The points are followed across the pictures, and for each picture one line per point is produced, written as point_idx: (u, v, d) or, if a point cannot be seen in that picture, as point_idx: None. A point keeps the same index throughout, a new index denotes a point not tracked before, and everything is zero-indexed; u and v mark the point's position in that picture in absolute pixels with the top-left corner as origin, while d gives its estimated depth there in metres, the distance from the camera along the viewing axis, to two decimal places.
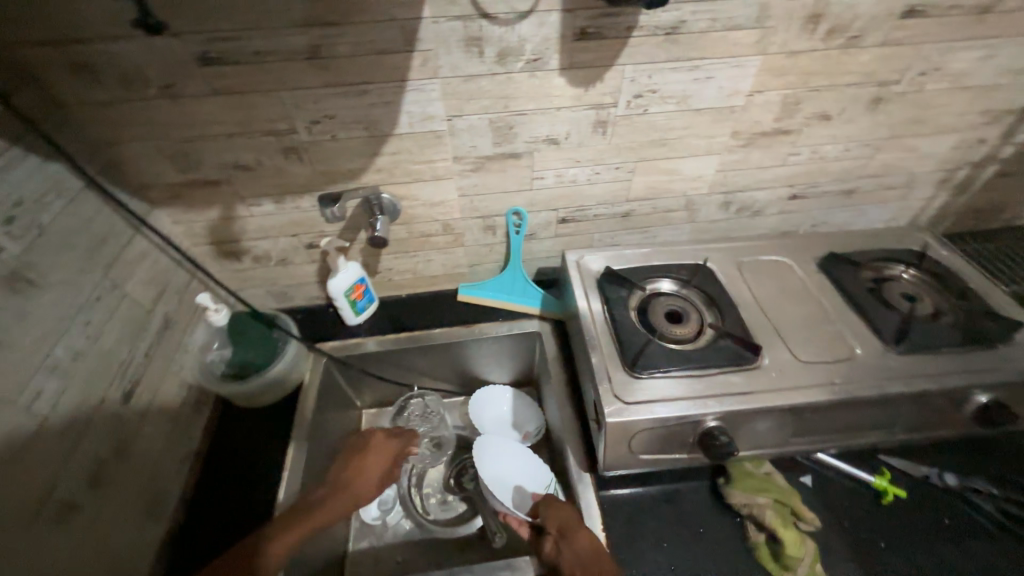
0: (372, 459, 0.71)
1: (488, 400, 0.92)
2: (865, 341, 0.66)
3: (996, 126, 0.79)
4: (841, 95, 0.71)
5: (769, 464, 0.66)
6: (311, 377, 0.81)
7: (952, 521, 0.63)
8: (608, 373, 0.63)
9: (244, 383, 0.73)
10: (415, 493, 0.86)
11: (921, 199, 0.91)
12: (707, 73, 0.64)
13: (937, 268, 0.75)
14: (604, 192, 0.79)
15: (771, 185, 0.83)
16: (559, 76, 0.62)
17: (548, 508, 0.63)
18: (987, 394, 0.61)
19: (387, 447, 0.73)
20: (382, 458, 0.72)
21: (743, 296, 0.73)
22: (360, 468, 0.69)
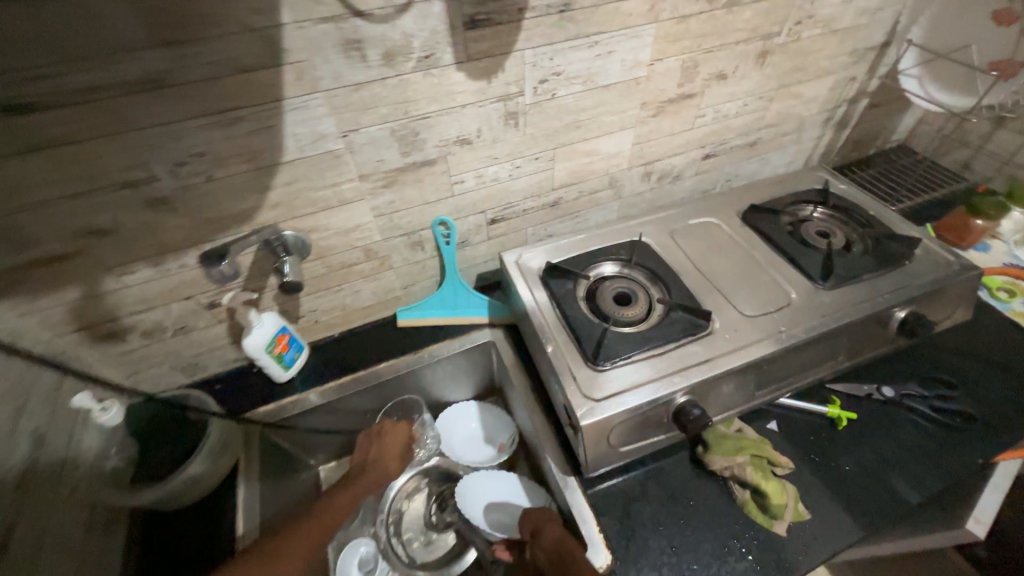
0: (390, 443, 0.80)
1: (456, 419, 0.88)
2: (798, 284, 0.69)
3: (862, 64, 0.86)
4: (733, 53, 0.73)
5: (739, 420, 0.68)
6: (247, 454, 0.71)
7: (898, 428, 0.69)
8: (572, 372, 0.61)
9: (163, 486, 0.61)
10: (397, 542, 0.79)
11: (812, 139, 0.98)
12: (606, 47, 0.62)
13: (840, 201, 0.81)
14: (528, 185, 0.75)
15: (684, 149, 0.84)
16: (457, 71, 0.57)
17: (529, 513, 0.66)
18: (905, 310, 0.66)
19: (399, 428, 0.81)
20: (398, 438, 0.80)
21: (682, 263, 0.74)
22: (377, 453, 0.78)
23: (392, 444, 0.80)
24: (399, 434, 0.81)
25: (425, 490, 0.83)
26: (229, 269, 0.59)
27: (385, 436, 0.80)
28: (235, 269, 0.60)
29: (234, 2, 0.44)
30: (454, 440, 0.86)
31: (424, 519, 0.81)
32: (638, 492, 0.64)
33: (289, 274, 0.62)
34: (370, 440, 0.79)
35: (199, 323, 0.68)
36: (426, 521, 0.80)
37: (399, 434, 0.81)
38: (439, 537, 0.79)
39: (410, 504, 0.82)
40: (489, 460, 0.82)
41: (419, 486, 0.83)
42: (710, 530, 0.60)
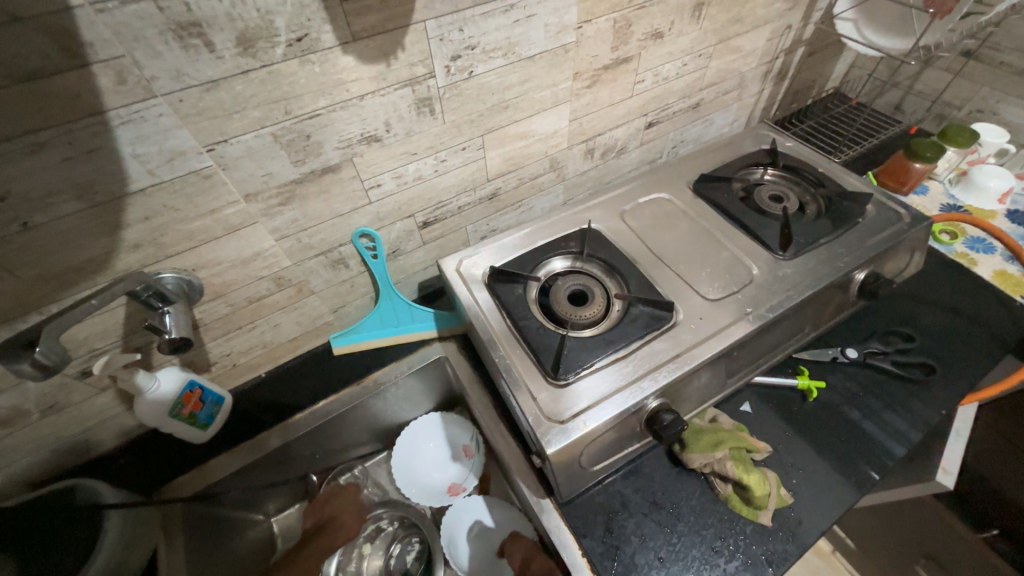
0: (340, 506, 0.78)
1: (404, 471, 0.79)
2: (758, 257, 0.65)
3: (797, 11, 0.82)
4: (667, 8, 0.65)
5: (714, 410, 0.65)
6: (157, 511, 0.60)
7: (866, 389, 0.68)
8: (531, 392, 0.54)
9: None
10: None
11: (753, 95, 0.95)
12: (525, 11, 0.53)
13: (790, 160, 0.77)
14: (458, 179, 0.66)
15: (626, 120, 0.77)
16: (345, 55, 0.45)
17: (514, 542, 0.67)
18: (864, 271, 0.64)
19: (347, 491, 0.79)
20: (348, 500, 0.79)
21: (637, 247, 0.68)
22: (326, 520, 0.76)
23: (342, 505, 0.78)
24: (347, 495, 0.79)
25: (386, 532, 0.80)
26: (50, 359, 0.41)
27: (332, 500, 0.78)
28: (60, 355, 0.42)
29: None
30: (424, 483, 0.78)
31: (383, 568, 0.77)
32: (621, 504, 0.59)
33: (172, 331, 0.50)
34: (318, 510, 0.76)
35: (74, 398, 0.55)
36: (385, 569, 0.77)
37: (347, 495, 0.79)
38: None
39: (369, 551, 0.78)
40: (465, 471, 0.78)
41: (380, 527, 0.80)
42: (694, 533, 0.57)
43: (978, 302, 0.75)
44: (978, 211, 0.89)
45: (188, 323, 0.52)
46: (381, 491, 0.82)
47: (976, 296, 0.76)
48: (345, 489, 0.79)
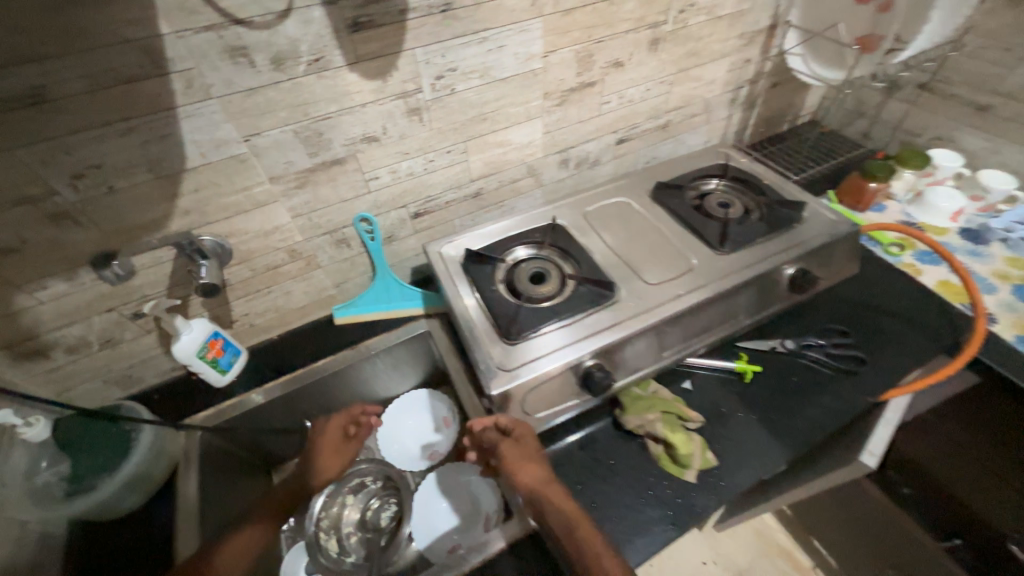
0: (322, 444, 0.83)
1: (391, 439, 0.90)
2: (699, 251, 0.74)
3: (755, 47, 0.93)
4: (624, 42, 0.77)
5: (658, 385, 0.72)
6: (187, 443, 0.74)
7: (800, 376, 0.75)
8: (485, 348, 0.64)
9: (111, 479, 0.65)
10: (330, 536, 0.81)
11: (721, 119, 1.06)
12: (497, 42, 0.66)
13: (741, 173, 0.87)
14: (445, 177, 0.79)
15: (596, 135, 0.90)
16: (350, 72, 0.60)
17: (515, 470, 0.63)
18: (793, 266, 0.72)
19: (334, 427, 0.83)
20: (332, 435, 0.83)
21: (594, 240, 0.78)
22: (316, 452, 0.82)
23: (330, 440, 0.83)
24: (333, 429, 0.83)
25: (367, 488, 0.88)
26: (121, 272, 0.61)
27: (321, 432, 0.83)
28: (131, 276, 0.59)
29: (103, 16, 0.45)
30: (409, 450, 0.89)
31: (359, 519, 0.84)
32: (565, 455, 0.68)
33: (205, 277, 0.63)
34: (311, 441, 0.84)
35: (126, 336, 0.69)
36: (361, 520, 0.84)
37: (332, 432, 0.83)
38: (372, 538, 0.82)
39: (351, 502, 0.86)
40: (444, 440, 0.88)
41: (363, 483, 0.88)
42: (625, 482, 0.65)
43: (916, 305, 0.81)
44: (930, 227, 0.95)
45: (219, 274, 0.65)
46: (368, 451, 0.93)
47: (917, 301, 0.82)
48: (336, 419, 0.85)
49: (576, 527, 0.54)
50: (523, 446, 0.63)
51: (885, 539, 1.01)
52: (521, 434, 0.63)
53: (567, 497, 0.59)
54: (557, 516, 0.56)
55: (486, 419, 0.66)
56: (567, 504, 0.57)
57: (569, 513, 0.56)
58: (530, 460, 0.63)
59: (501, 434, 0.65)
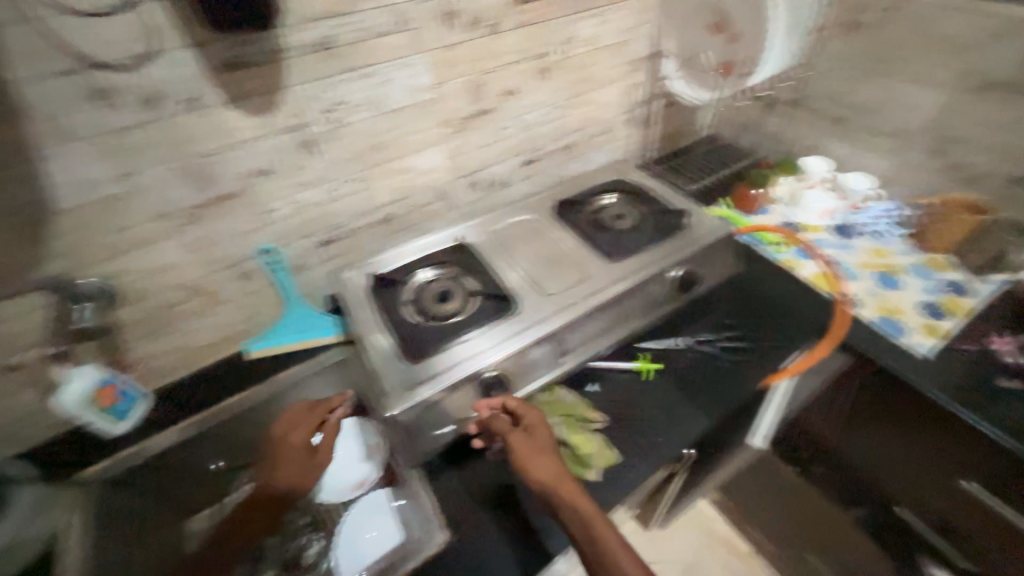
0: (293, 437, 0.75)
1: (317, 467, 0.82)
2: (594, 261, 0.79)
3: (641, 72, 1.02)
4: (513, 72, 0.83)
5: (568, 389, 0.76)
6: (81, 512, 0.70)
7: (697, 371, 0.80)
8: (387, 368, 0.65)
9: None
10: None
11: (624, 137, 1.14)
12: (384, 77, 0.70)
13: (635, 187, 0.94)
14: (350, 205, 0.80)
15: (502, 158, 0.94)
16: (230, 110, 0.61)
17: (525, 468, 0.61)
18: (679, 269, 0.78)
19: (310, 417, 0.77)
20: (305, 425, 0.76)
21: (498, 257, 0.82)
22: (284, 455, 0.73)
23: (300, 439, 0.75)
24: (305, 426, 0.76)
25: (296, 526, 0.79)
26: None
27: (289, 432, 0.75)
28: None
29: None
30: (334, 479, 0.81)
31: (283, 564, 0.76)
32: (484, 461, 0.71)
33: (82, 321, 0.63)
34: (275, 446, 0.75)
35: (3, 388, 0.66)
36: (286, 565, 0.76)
37: (305, 422, 0.77)
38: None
39: (275, 545, 0.77)
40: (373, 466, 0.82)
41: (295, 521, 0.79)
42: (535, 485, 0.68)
43: (795, 297, 0.90)
44: (807, 225, 1.04)
45: (99, 316, 0.65)
46: None
47: (794, 293, 0.91)
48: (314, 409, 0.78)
49: (596, 525, 0.55)
50: (535, 439, 0.63)
51: (822, 509, 1.08)
52: (531, 424, 0.64)
53: (583, 495, 0.58)
54: (576, 513, 0.56)
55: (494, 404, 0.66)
56: (584, 502, 0.57)
57: (586, 507, 0.56)
58: (541, 454, 0.62)
59: (512, 424, 0.65)
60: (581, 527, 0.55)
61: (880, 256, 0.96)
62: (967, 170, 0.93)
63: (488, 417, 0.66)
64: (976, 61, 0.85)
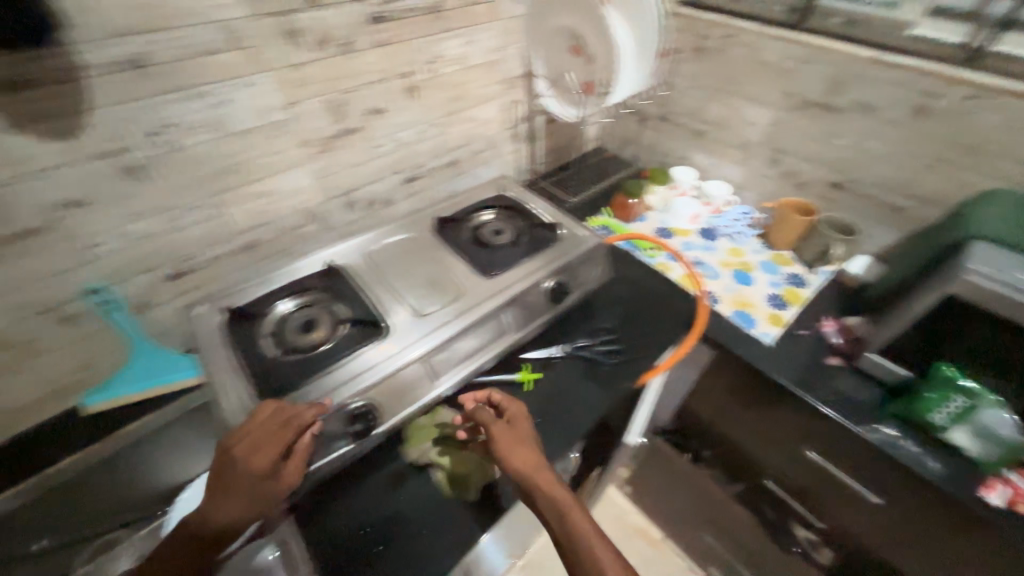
0: (264, 445, 0.56)
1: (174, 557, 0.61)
2: (469, 278, 0.80)
3: (517, 90, 1.05)
4: (377, 91, 0.81)
5: (449, 407, 0.75)
6: None
7: (576, 377, 0.83)
8: (240, 412, 0.61)
9: None
10: None
11: (510, 152, 1.17)
12: (220, 97, 0.65)
13: (514, 202, 0.97)
14: (201, 233, 0.74)
15: (378, 177, 0.92)
16: (17, 136, 0.53)
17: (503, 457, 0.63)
18: (551, 279, 0.81)
19: (281, 422, 0.57)
20: (277, 431, 0.57)
21: (372, 279, 0.80)
22: (239, 482, 0.54)
23: (261, 463, 0.55)
24: (270, 447, 0.55)
25: None
26: None
27: (248, 454, 0.55)
28: None
29: None
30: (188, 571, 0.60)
31: None
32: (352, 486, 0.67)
33: None
34: (223, 470, 0.55)
35: None
36: None
37: (277, 427, 0.57)
38: None
39: None
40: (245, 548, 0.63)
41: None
42: (416, 511, 0.65)
43: (666, 297, 0.98)
44: (677, 229, 1.14)
45: None
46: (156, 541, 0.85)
47: (665, 293, 0.98)
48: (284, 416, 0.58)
49: (571, 513, 0.57)
50: (516, 430, 0.66)
51: (706, 500, 1.14)
52: (514, 417, 0.68)
53: (558, 484, 0.60)
54: (552, 501, 0.58)
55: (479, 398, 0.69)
56: (560, 490, 0.59)
57: (561, 495, 0.59)
58: (522, 444, 0.64)
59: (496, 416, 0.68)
60: (557, 514, 0.57)
61: (737, 255, 1.08)
62: (797, 178, 1.07)
63: (472, 409, 0.68)
64: (792, 85, 0.98)
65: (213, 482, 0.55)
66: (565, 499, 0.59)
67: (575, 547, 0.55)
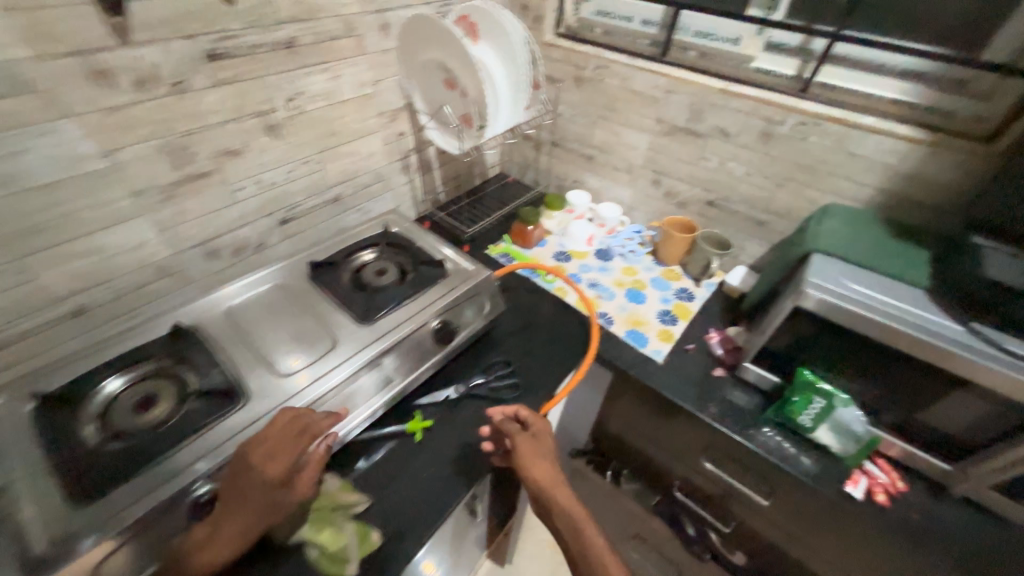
0: (274, 453, 0.55)
1: None
2: (345, 326, 0.75)
3: (400, 123, 1.03)
4: (228, 131, 0.74)
5: (324, 472, 0.68)
6: None
7: (470, 418, 0.80)
8: (37, 523, 0.51)
9: None
10: None
11: (403, 184, 1.14)
12: (8, 148, 0.56)
13: (400, 238, 0.93)
14: (4, 303, 0.63)
15: (245, 221, 0.85)
16: None
17: (524, 471, 0.69)
18: (435, 319, 0.78)
19: (293, 432, 0.58)
20: (290, 441, 0.57)
21: (233, 337, 0.72)
22: (254, 491, 0.53)
23: (277, 470, 0.54)
24: (289, 453, 0.56)
25: None
26: None
27: (266, 460, 0.55)
28: None
29: None
30: None
31: None
32: None
33: None
34: (235, 476, 0.53)
35: None
36: None
37: (286, 437, 0.57)
38: None
39: None
40: None
41: None
42: None
43: (561, 323, 0.99)
44: (575, 252, 1.17)
45: None
46: None
47: (561, 320, 1.00)
48: (285, 428, 0.58)
49: (585, 527, 0.64)
50: (540, 442, 0.72)
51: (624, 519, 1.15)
52: (538, 430, 0.73)
53: (574, 500, 0.67)
54: (568, 515, 0.65)
55: (509, 411, 0.74)
56: (574, 506, 0.66)
57: (575, 511, 0.66)
58: (542, 457, 0.70)
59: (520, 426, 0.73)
60: (571, 527, 0.65)
61: (631, 273, 1.12)
62: (677, 198, 1.14)
63: (499, 421, 0.74)
64: (662, 112, 1.04)
65: (223, 488, 0.53)
66: (580, 513, 0.66)
67: (586, 556, 0.62)
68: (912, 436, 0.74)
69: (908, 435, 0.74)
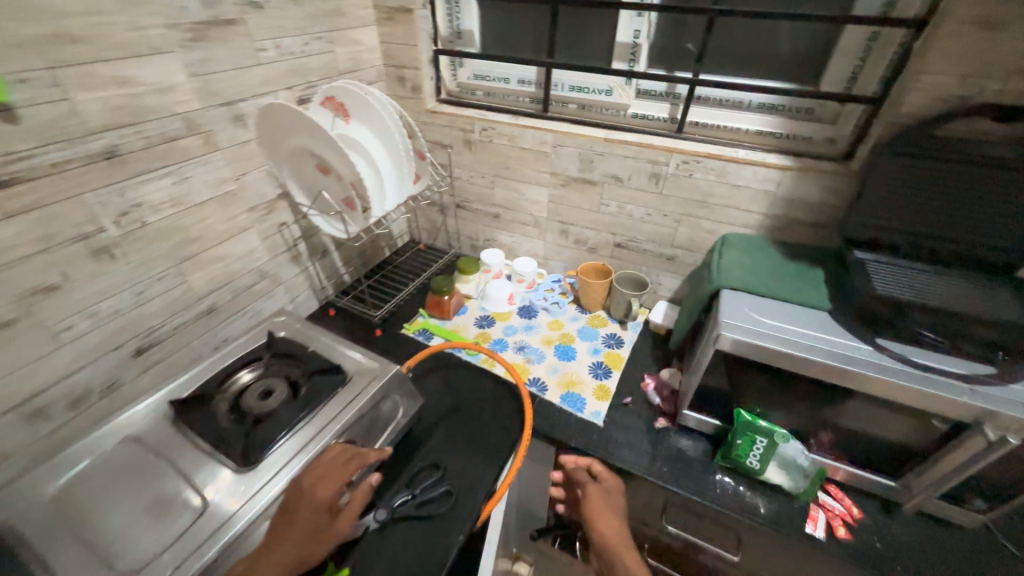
0: (325, 477, 0.61)
1: None
2: (220, 477, 0.61)
3: (278, 214, 0.93)
4: (37, 266, 0.61)
5: None
6: None
7: (399, 549, 0.67)
8: None
9: None
10: None
11: (296, 276, 1.03)
12: None
13: (290, 346, 0.82)
14: None
15: (83, 363, 0.70)
16: None
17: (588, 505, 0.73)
18: (337, 440, 0.67)
19: (346, 459, 0.64)
20: (341, 467, 0.62)
21: (62, 528, 0.55)
22: (304, 511, 0.58)
23: (325, 493, 0.59)
24: (334, 478, 0.60)
25: None
26: None
27: (315, 483, 0.60)
28: None
29: None
30: None
31: None
32: None
33: None
34: (291, 498, 0.59)
35: None
36: None
37: (336, 466, 0.63)
38: None
39: None
40: None
41: None
42: None
43: (490, 404, 0.91)
44: (497, 314, 1.11)
45: None
46: None
47: (490, 398, 0.91)
48: (330, 458, 0.64)
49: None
50: (609, 500, 0.74)
51: None
52: (610, 487, 0.75)
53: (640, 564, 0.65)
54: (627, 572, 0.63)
55: (582, 459, 0.80)
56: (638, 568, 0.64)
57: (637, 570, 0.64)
58: (610, 512, 0.72)
59: (592, 478, 0.77)
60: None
61: (557, 327, 1.07)
62: (587, 244, 1.13)
63: (572, 468, 0.80)
64: (554, 165, 1.04)
65: (278, 521, 0.58)
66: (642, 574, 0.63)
67: None
68: (854, 458, 0.73)
69: (851, 458, 0.73)
